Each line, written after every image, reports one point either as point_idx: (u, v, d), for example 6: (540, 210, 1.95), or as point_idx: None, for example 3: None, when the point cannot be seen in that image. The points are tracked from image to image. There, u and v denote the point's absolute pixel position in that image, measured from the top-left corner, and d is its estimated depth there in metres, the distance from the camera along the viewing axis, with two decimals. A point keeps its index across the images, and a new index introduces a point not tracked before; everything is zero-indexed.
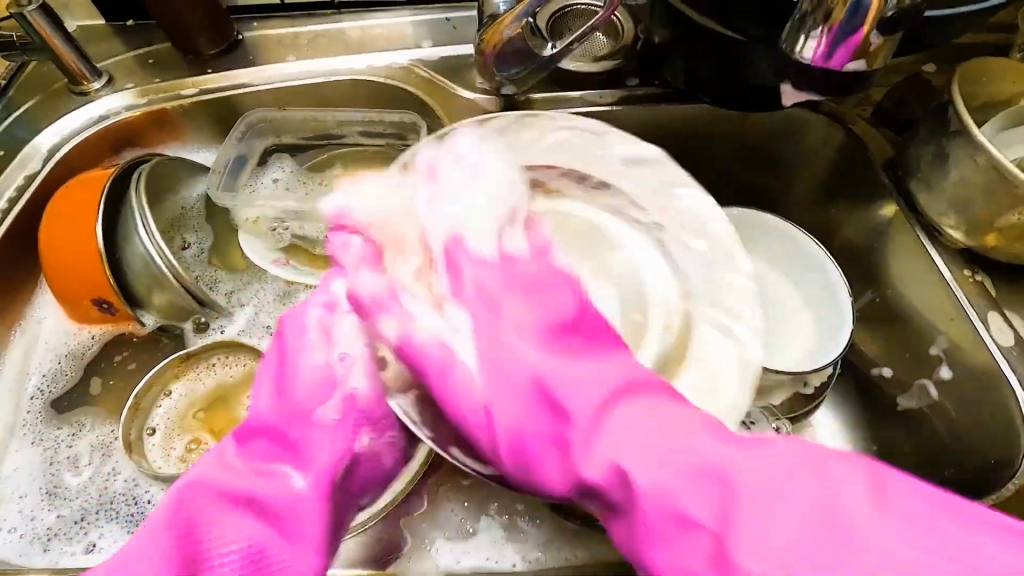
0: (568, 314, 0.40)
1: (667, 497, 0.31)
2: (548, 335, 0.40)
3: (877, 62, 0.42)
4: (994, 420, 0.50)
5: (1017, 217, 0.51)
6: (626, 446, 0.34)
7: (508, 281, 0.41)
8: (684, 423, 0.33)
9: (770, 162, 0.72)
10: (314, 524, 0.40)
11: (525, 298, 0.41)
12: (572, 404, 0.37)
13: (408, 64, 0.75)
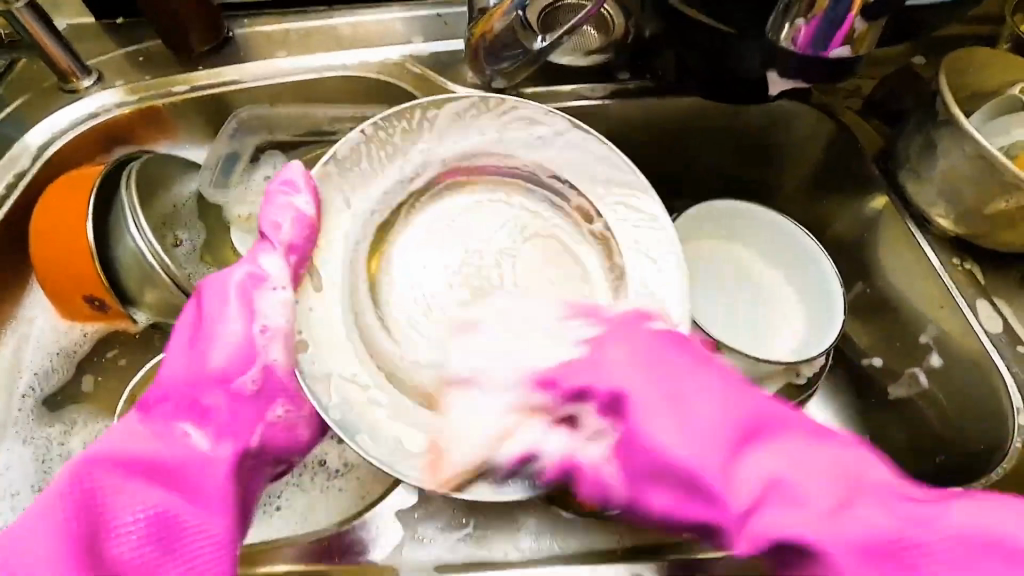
0: (765, 413, 0.43)
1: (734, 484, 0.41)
2: (701, 379, 0.44)
3: (862, 48, 0.42)
4: (985, 405, 0.50)
5: (1006, 205, 0.50)
6: (753, 487, 0.41)
7: (649, 348, 0.46)
8: (800, 439, 0.42)
9: (762, 155, 0.73)
10: (219, 492, 0.44)
11: (721, 405, 0.43)
12: (756, 469, 0.41)
13: (399, 60, 0.75)
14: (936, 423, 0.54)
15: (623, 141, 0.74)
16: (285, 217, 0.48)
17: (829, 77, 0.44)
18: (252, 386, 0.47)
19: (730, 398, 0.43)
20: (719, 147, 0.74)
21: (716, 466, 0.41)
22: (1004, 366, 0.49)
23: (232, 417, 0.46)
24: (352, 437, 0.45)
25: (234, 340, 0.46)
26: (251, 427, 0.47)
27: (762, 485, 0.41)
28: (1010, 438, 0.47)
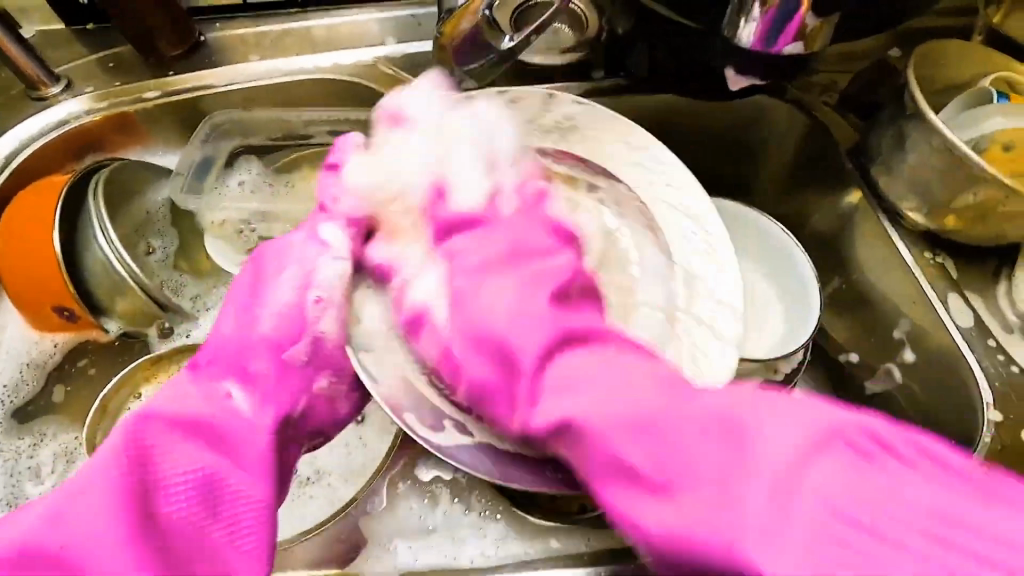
0: (661, 417, 0.33)
1: (604, 435, 0.35)
2: (575, 336, 0.39)
3: (815, 46, 0.42)
4: (956, 399, 0.49)
5: (974, 198, 0.50)
6: (625, 440, 0.33)
7: (519, 291, 0.42)
8: (698, 422, 0.32)
9: (739, 150, 0.73)
10: (260, 452, 0.43)
11: (548, 305, 0.41)
12: (660, 396, 0.34)
13: (373, 61, 0.74)
14: (910, 417, 0.54)
15: None
16: (338, 185, 0.52)
17: (793, 72, 0.44)
18: (302, 352, 0.48)
19: (615, 343, 0.39)
20: (696, 143, 0.73)
21: (532, 368, 0.38)
22: (975, 360, 0.49)
23: (278, 382, 0.47)
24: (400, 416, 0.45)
25: (291, 308, 0.48)
26: (292, 397, 0.47)
27: (655, 453, 0.33)
28: (980, 433, 0.46)
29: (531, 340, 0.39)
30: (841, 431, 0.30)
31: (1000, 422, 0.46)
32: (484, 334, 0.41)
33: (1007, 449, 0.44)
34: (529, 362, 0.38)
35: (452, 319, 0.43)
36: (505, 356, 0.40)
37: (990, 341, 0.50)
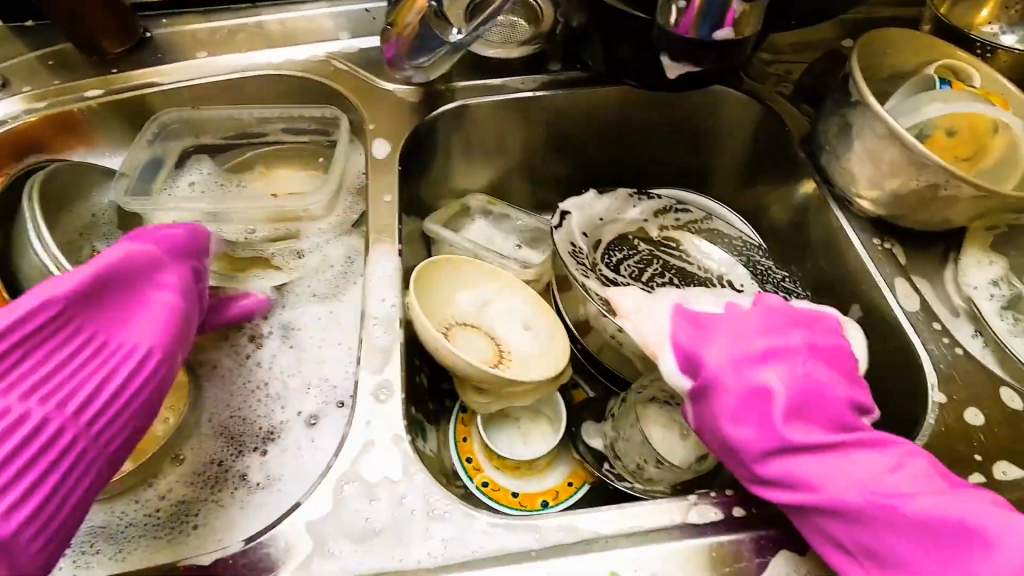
0: (831, 390, 0.41)
1: (715, 397, 0.42)
2: (779, 351, 0.43)
3: (745, 31, 0.42)
4: (903, 382, 0.49)
5: (917, 183, 0.50)
6: (732, 405, 0.41)
7: (750, 320, 0.45)
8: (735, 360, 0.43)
9: (698, 141, 0.73)
10: (80, 390, 0.42)
11: (767, 328, 0.44)
12: (782, 404, 0.40)
13: (326, 56, 0.73)
14: None
15: (559, 133, 0.73)
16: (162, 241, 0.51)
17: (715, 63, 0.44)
18: (104, 326, 0.45)
19: (812, 371, 0.42)
20: (655, 136, 0.73)
21: (726, 367, 0.42)
22: (921, 343, 0.49)
23: (127, 353, 0.45)
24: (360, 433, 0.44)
25: (115, 287, 0.46)
26: (114, 370, 0.44)
27: (723, 402, 0.41)
28: (925, 414, 0.45)
29: (716, 347, 0.43)
30: (882, 443, 0.40)
31: (944, 404, 0.45)
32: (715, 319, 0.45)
33: (952, 430, 0.44)
34: (710, 364, 0.42)
35: (672, 326, 0.45)
36: (694, 354, 0.43)
37: (936, 325, 0.50)
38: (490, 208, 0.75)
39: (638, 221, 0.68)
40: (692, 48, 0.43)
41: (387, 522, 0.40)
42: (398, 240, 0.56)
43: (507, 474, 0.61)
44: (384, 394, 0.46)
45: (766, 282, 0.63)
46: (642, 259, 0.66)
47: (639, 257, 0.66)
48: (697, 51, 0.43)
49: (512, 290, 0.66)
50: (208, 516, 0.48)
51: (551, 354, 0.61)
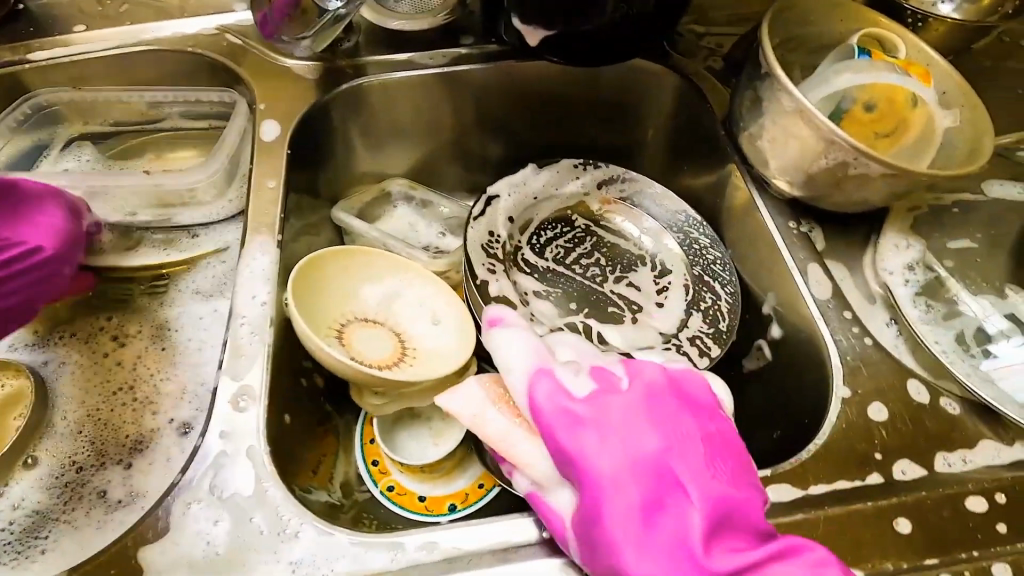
0: (733, 498, 0.35)
1: (599, 516, 0.34)
2: (674, 442, 0.36)
3: None
4: (814, 375, 0.46)
5: (828, 162, 0.47)
6: (622, 527, 0.34)
7: (637, 414, 0.37)
8: (624, 461, 0.35)
9: (623, 122, 0.69)
10: None
11: (658, 426, 0.37)
12: (679, 527, 0.34)
13: (218, 30, 0.67)
14: (777, 395, 0.51)
15: (473, 112, 0.68)
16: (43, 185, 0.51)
17: None
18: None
19: (709, 477, 0.35)
20: (577, 115, 0.69)
21: (612, 481, 0.35)
22: (829, 333, 0.46)
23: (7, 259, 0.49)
24: (207, 445, 0.40)
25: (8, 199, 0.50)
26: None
27: (610, 527, 0.34)
28: (828, 411, 0.42)
29: (598, 455, 0.36)
30: (793, 552, 0.34)
31: (848, 399, 0.43)
32: (598, 407, 0.38)
33: (853, 427, 0.41)
34: (595, 478, 0.35)
35: (543, 420, 0.38)
36: (573, 460, 0.36)
37: (847, 313, 0.47)
38: (410, 193, 0.71)
39: (579, 194, 0.63)
40: None
41: (230, 544, 0.36)
42: (278, 230, 0.51)
43: (413, 477, 0.57)
44: (244, 400, 0.42)
45: (697, 263, 0.59)
46: (575, 238, 0.62)
47: (573, 236, 0.62)
48: None
49: (417, 280, 0.61)
50: (61, 537, 0.45)
51: (455, 351, 0.57)
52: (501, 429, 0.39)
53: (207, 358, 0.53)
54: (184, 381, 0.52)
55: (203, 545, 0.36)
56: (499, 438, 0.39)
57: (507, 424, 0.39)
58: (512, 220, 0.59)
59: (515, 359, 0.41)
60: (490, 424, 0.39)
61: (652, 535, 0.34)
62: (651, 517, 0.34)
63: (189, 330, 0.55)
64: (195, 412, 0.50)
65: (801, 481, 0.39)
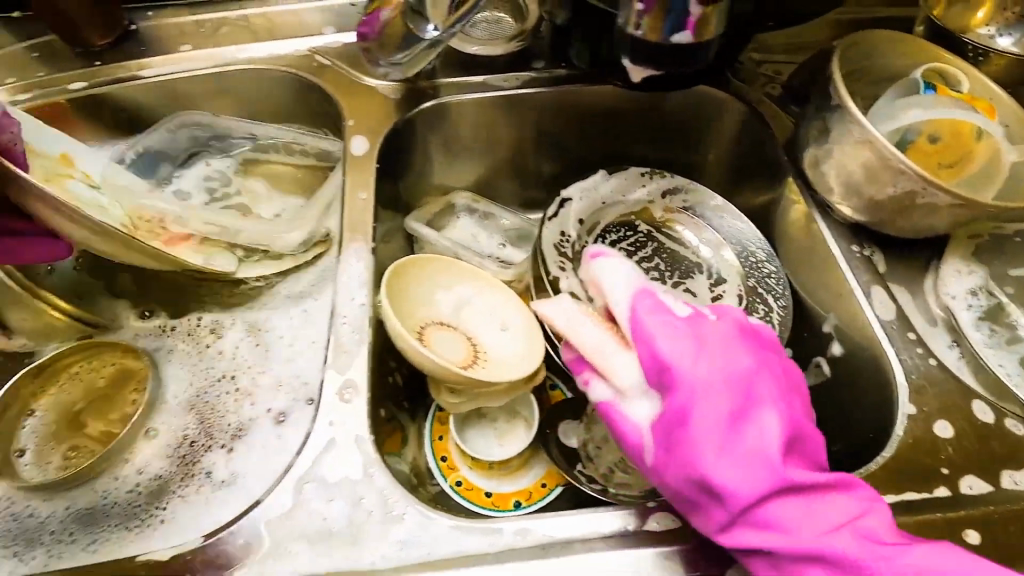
0: (801, 425, 0.40)
1: (688, 420, 0.39)
2: (760, 367, 0.41)
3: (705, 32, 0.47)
4: (878, 392, 0.49)
5: (895, 190, 0.50)
6: (710, 434, 0.38)
7: (731, 340, 0.42)
8: (716, 371, 0.40)
9: (682, 145, 0.72)
10: None
11: (747, 354, 0.42)
12: (762, 441, 0.38)
13: (309, 51, 0.72)
14: (837, 410, 0.53)
15: (540, 131, 0.72)
16: None
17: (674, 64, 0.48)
18: None
19: (785, 403, 0.40)
20: (639, 136, 0.73)
21: (704, 389, 0.39)
22: (894, 352, 0.48)
23: None
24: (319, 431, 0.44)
25: None
26: None
27: (696, 433, 0.38)
28: (894, 426, 0.45)
29: (694, 372, 0.40)
30: (849, 485, 0.38)
31: (914, 415, 0.45)
32: (694, 329, 0.42)
33: (919, 442, 0.43)
34: (689, 387, 0.39)
35: (640, 332, 0.42)
36: (667, 372, 0.40)
37: (911, 334, 0.50)
38: (474, 206, 0.75)
39: (644, 201, 0.66)
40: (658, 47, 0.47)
41: (343, 522, 0.40)
42: (371, 238, 0.56)
43: (481, 474, 0.61)
44: (349, 393, 0.46)
45: (752, 275, 0.62)
46: (638, 242, 0.65)
47: (636, 240, 0.66)
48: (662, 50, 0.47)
49: (489, 289, 0.65)
50: (177, 511, 0.49)
51: (526, 356, 0.60)
52: (595, 340, 0.44)
53: (297, 352, 0.57)
54: (278, 371, 0.56)
55: (321, 522, 0.40)
56: (593, 351, 0.44)
57: (602, 339, 0.44)
58: (582, 222, 0.63)
59: (614, 280, 0.45)
60: (585, 335, 0.44)
61: (733, 438, 0.38)
62: (734, 424, 0.39)
63: (280, 324, 0.59)
64: (291, 400, 0.54)
65: (871, 491, 0.41)
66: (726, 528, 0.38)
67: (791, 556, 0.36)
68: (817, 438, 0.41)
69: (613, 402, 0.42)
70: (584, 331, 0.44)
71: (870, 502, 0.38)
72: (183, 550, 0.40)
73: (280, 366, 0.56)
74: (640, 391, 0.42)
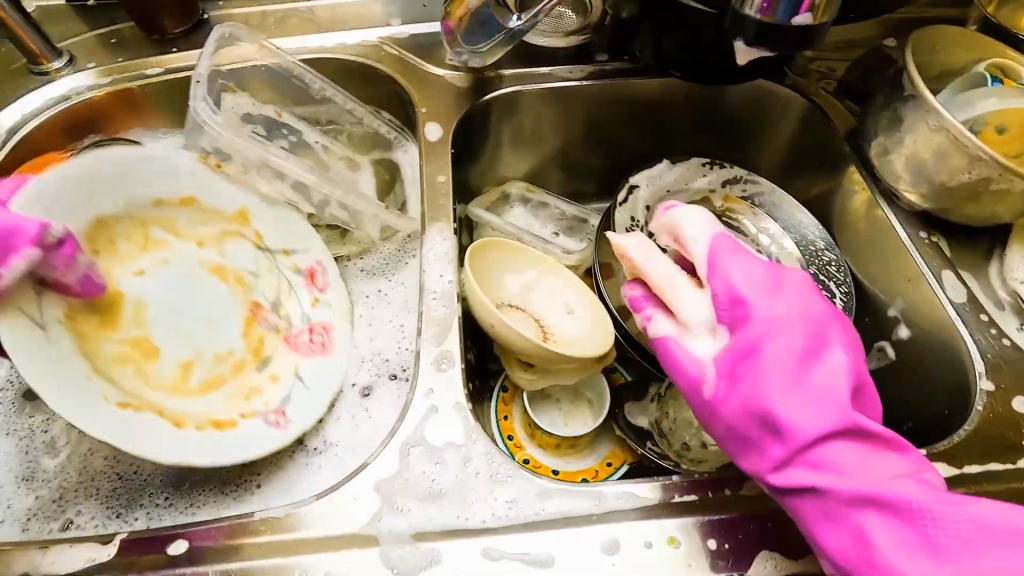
0: (864, 381, 0.41)
1: (757, 354, 0.40)
2: (829, 321, 0.43)
3: (822, 18, 0.45)
4: (951, 371, 0.50)
5: (969, 177, 0.52)
6: (779, 369, 0.40)
7: (806, 292, 0.44)
8: (789, 314, 0.42)
9: (739, 137, 0.74)
10: None
11: (818, 307, 0.43)
12: (830, 381, 0.39)
13: (377, 41, 0.74)
14: (906, 391, 0.54)
15: (601, 122, 0.74)
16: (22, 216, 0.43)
17: (787, 47, 0.47)
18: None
19: (851, 357, 0.42)
20: (697, 128, 0.74)
21: (776, 327, 0.41)
22: (968, 333, 0.50)
23: None
24: (420, 400, 0.46)
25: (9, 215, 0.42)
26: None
27: (765, 367, 0.40)
28: (973, 401, 0.47)
29: (768, 311, 0.41)
30: (906, 448, 0.39)
31: (992, 391, 0.47)
32: (770, 275, 0.44)
33: (998, 416, 0.45)
34: (761, 323, 0.41)
35: (717, 269, 0.44)
36: (740, 308, 0.42)
37: (983, 316, 0.52)
38: (528, 195, 0.76)
39: (704, 190, 0.69)
40: (777, 32, 0.45)
41: (451, 483, 0.42)
42: (453, 219, 0.58)
43: (549, 453, 0.62)
44: (445, 363, 0.47)
45: (812, 263, 0.64)
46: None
47: None
48: (780, 34, 0.46)
49: (559, 272, 0.66)
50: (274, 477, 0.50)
51: (598, 335, 0.61)
52: (668, 276, 0.45)
53: (377, 330, 0.59)
54: (358, 347, 0.58)
55: (431, 485, 0.42)
56: (666, 287, 0.45)
57: (676, 277, 0.45)
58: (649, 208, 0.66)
59: (693, 224, 0.47)
60: (660, 271, 0.45)
61: (799, 374, 0.40)
62: (802, 363, 0.40)
63: (358, 301, 0.61)
64: (375, 375, 0.56)
65: (958, 461, 0.43)
66: (780, 464, 0.39)
67: (847, 499, 0.37)
68: (873, 399, 0.42)
69: (677, 337, 0.43)
70: (695, 297, 0.44)
71: (922, 464, 0.39)
72: (296, 509, 0.41)
73: (360, 341, 0.58)
74: (708, 328, 0.43)
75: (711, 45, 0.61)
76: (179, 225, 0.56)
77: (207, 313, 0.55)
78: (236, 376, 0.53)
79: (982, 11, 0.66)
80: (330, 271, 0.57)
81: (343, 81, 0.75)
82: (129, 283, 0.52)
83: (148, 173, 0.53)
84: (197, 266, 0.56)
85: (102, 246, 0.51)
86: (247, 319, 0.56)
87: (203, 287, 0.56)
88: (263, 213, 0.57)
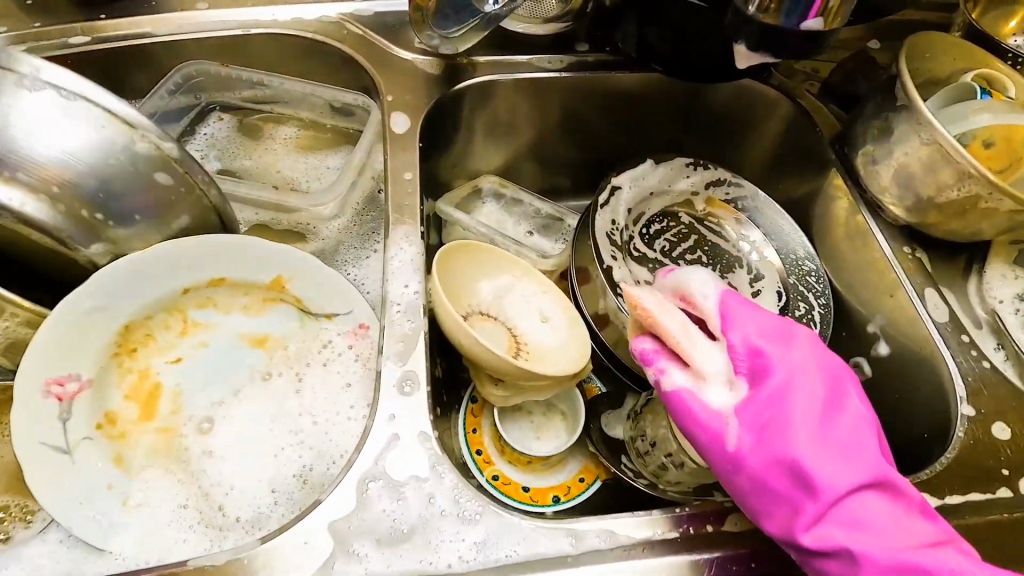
0: (882, 440, 0.40)
1: (782, 406, 0.38)
2: (845, 376, 0.42)
3: (834, 23, 0.42)
4: (931, 393, 0.50)
5: (957, 194, 0.51)
6: (804, 421, 0.38)
7: (820, 346, 0.42)
8: (808, 368, 0.40)
9: (724, 136, 0.70)
10: None
11: (835, 362, 0.42)
12: (853, 437, 0.38)
13: (338, 17, 0.67)
14: (885, 410, 0.53)
15: (580, 115, 0.69)
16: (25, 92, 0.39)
17: (794, 52, 0.43)
18: None
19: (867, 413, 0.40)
20: (680, 126, 0.71)
21: (797, 380, 0.39)
22: (949, 354, 0.50)
23: None
24: (380, 427, 0.41)
25: None
26: None
27: (790, 421, 0.38)
28: (954, 427, 0.46)
29: (788, 364, 0.40)
30: (931, 512, 0.38)
31: (972, 416, 0.46)
32: (784, 328, 0.42)
33: (979, 444, 0.45)
34: (784, 372, 0.39)
35: (730, 321, 0.42)
36: (759, 361, 0.40)
37: (963, 337, 0.51)
38: (501, 191, 0.72)
39: (687, 192, 0.66)
40: (782, 33, 0.42)
41: (415, 523, 0.38)
42: (420, 221, 0.53)
43: (519, 468, 0.58)
44: (408, 385, 0.43)
45: (792, 273, 0.61)
46: (681, 233, 0.65)
47: (678, 231, 0.65)
48: (787, 35, 0.42)
49: (535, 277, 0.62)
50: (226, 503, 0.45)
51: (575, 349, 0.57)
52: (681, 326, 0.42)
53: (310, 348, 0.51)
54: (289, 372, 0.51)
55: (394, 525, 0.38)
56: (680, 341, 0.41)
57: (687, 331, 0.41)
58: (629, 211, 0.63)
59: (701, 276, 0.44)
60: (670, 323, 0.42)
61: (821, 433, 0.38)
62: (824, 421, 0.39)
63: (282, 319, 0.52)
64: (323, 402, 0.49)
65: (939, 491, 0.42)
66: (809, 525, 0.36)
67: (887, 565, 0.34)
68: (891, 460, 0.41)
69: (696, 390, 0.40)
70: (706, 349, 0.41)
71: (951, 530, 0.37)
72: (238, 556, 0.36)
73: (295, 361, 0.51)
74: (726, 379, 0.40)
75: (702, 42, 0.57)
76: (223, 300, 0.51)
77: (238, 381, 0.50)
78: (266, 443, 0.48)
79: (969, 17, 0.64)
80: (373, 333, 0.50)
81: (304, 59, 0.68)
82: (163, 373, 0.49)
83: (152, 273, 0.47)
84: (238, 340, 0.51)
85: (134, 343, 0.48)
86: (278, 398, 0.50)
87: (245, 366, 0.51)
88: (292, 276, 0.51)
